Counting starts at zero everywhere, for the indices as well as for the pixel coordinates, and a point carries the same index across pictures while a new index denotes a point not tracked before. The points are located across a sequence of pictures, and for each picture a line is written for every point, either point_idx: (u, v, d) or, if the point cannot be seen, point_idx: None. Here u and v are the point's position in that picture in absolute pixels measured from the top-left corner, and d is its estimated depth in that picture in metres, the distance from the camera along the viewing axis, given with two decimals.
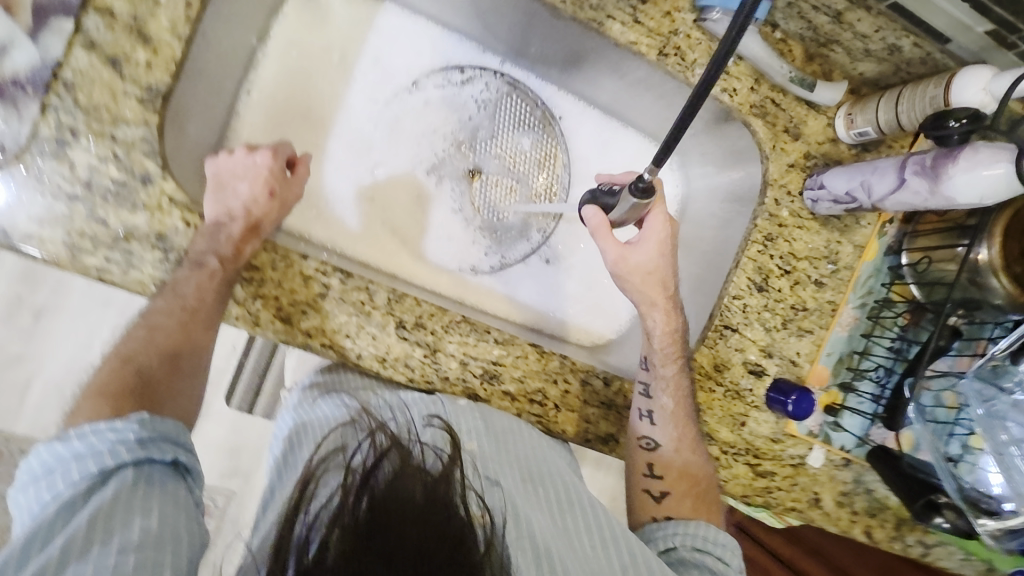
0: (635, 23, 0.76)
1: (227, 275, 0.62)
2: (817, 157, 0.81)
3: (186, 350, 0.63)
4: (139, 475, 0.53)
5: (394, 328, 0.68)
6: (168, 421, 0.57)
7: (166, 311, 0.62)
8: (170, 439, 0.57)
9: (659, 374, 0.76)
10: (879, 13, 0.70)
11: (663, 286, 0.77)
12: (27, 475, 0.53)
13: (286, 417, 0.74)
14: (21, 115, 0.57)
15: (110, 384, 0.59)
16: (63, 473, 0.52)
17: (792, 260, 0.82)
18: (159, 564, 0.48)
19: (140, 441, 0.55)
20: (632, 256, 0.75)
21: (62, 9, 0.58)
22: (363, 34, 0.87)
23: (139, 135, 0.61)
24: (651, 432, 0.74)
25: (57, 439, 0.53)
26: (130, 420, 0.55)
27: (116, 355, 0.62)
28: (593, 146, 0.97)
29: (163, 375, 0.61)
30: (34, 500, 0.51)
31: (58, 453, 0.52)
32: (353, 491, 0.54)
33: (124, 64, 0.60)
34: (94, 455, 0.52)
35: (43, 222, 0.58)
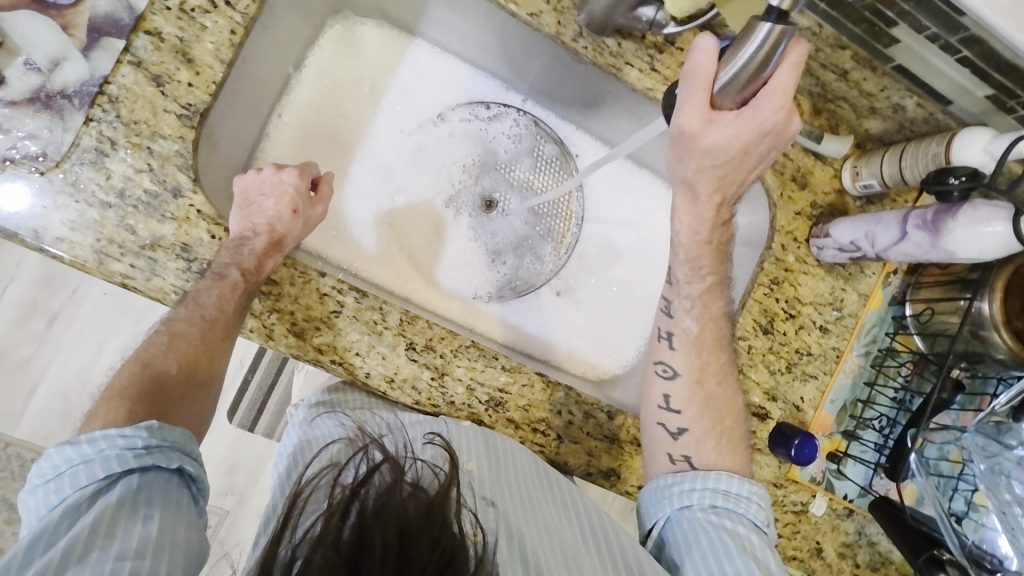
0: (652, 70, 0.77)
1: (249, 287, 0.63)
2: (823, 206, 0.83)
3: (204, 356, 0.63)
4: (145, 481, 0.53)
5: (404, 349, 0.70)
6: (177, 429, 0.57)
7: (188, 319, 0.62)
8: (178, 447, 0.57)
9: (683, 293, 0.73)
10: (884, 73, 0.73)
11: (721, 190, 0.66)
12: (37, 478, 0.53)
13: (292, 433, 0.74)
14: (66, 125, 0.60)
15: (129, 388, 0.59)
16: (72, 477, 0.52)
17: (797, 304, 0.83)
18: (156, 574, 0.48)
19: (147, 448, 0.55)
20: (709, 136, 0.58)
21: (114, 29, 0.61)
22: (394, 67, 0.92)
23: (174, 149, 0.63)
24: (669, 357, 0.74)
25: (67, 443, 0.53)
26: (139, 426, 0.55)
27: (134, 359, 0.62)
28: (607, 184, 1.00)
29: (178, 381, 0.61)
30: (41, 503, 0.52)
31: (68, 457, 0.52)
32: (341, 507, 0.54)
33: (167, 82, 0.63)
34: (101, 460, 0.52)
35: (75, 226, 0.61)
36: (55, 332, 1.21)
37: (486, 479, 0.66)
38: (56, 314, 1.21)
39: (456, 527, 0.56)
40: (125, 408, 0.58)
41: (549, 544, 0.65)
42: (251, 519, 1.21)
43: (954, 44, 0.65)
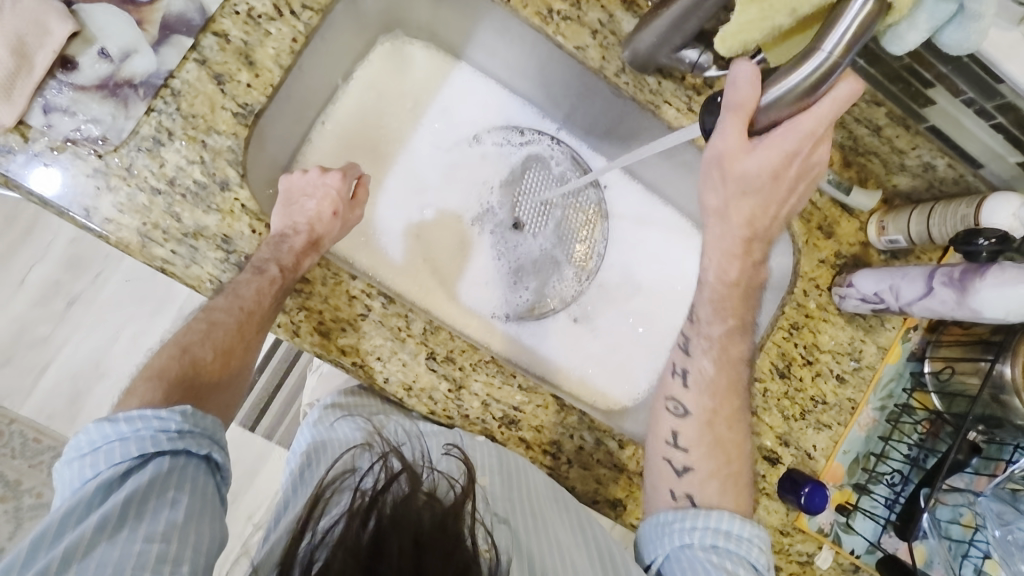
0: (689, 110, 0.78)
1: (285, 282, 0.65)
2: (847, 256, 0.83)
3: (239, 345, 0.65)
4: (175, 465, 0.54)
5: (424, 358, 0.70)
6: (208, 417, 0.58)
7: (226, 308, 0.64)
8: (208, 435, 0.58)
9: (703, 332, 0.71)
10: (918, 132, 0.75)
11: (751, 224, 0.64)
12: (74, 451, 0.54)
13: (305, 433, 0.75)
14: (128, 113, 0.63)
15: (168, 370, 0.62)
16: (107, 453, 0.53)
17: (815, 351, 0.83)
18: (181, 558, 0.48)
19: (180, 432, 0.56)
20: (744, 162, 0.57)
21: (185, 28, 0.65)
22: (437, 87, 0.95)
23: (226, 144, 0.66)
24: (681, 395, 0.72)
25: (106, 420, 0.54)
26: (174, 410, 0.56)
27: (172, 343, 0.64)
28: (632, 217, 1.01)
29: (214, 368, 0.64)
30: (76, 476, 0.53)
31: (105, 433, 0.54)
32: (361, 511, 0.54)
33: (227, 81, 0.66)
34: (136, 439, 0.54)
35: (123, 209, 0.63)
36: (75, 312, 1.48)
37: (498, 495, 0.68)
38: (75, 296, 1.48)
39: (469, 542, 0.56)
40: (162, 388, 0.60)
41: (566, 568, 0.64)
42: (240, 520, 1.20)
43: (989, 109, 0.67)
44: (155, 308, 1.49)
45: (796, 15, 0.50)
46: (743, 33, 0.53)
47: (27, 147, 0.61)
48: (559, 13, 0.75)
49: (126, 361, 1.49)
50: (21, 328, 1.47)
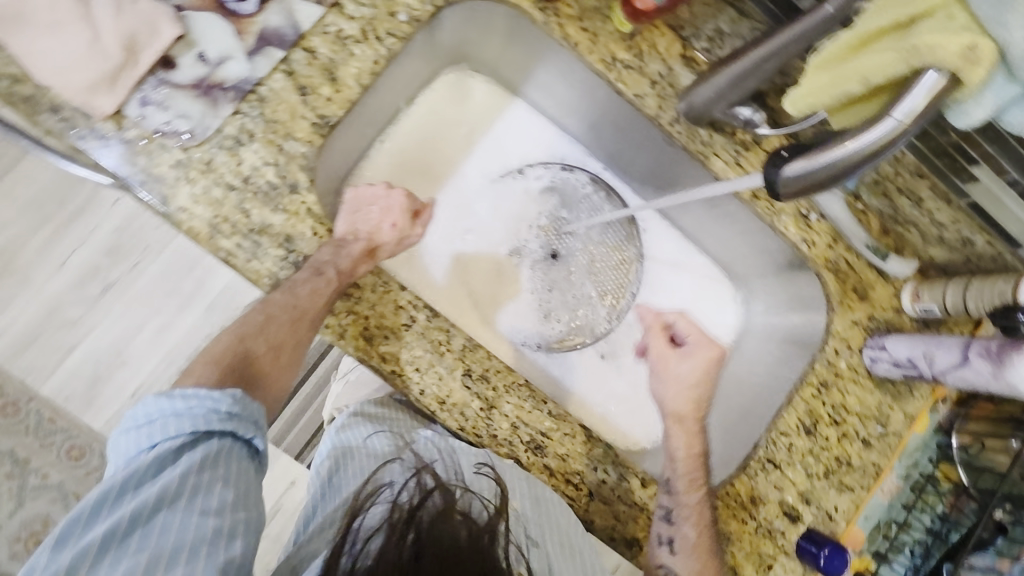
0: (736, 164, 0.81)
1: (341, 285, 0.69)
2: (880, 321, 0.85)
3: (290, 342, 0.68)
4: (223, 445, 0.60)
5: (460, 374, 0.72)
6: (254, 403, 0.63)
7: (282, 304, 0.67)
8: (252, 419, 0.63)
9: (681, 501, 0.75)
10: (959, 207, 0.79)
11: (696, 408, 0.82)
12: (131, 420, 0.59)
13: (328, 438, 0.77)
14: (216, 113, 0.67)
15: (224, 357, 0.67)
16: (162, 427, 0.58)
17: (843, 412, 0.83)
18: (235, 534, 0.56)
19: (229, 414, 0.61)
20: (676, 367, 0.83)
21: (278, 42, 0.69)
22: (493, 120, 1.00)
23: (301, 150, 0.69)
24: (670, 561, 0.74)
25: (162, 395, 0.59)
26: (224, 393, 0.61)
27: (231, 330, 0.69)
28: (667, 262, 1.04)
29: (267, 359, 0.69)
30: (131, 444, 0.58)
31: (160, 408, 0.59)
32: (401, 519, 0.55)
33: (310, 93, 0.70)
34: (190, 417, 0.59)
35: (198, 200, 0.66)
36: (106, 299, 1.52)
37: (530, 519, 0.70)
38: (111, 283, 1.52)
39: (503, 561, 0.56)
40: (216, 373, 0.66)
41: None
42: None
43: None
44: (185, 302, 1.52)
45: (867, 83, 0.50)
46: (811, 98, 0.54)
47: (120, 135, 0.65)
48: (622, 62, 0.79)
49: (148, 352, 1.51)
50: (54, 308, 1.51)
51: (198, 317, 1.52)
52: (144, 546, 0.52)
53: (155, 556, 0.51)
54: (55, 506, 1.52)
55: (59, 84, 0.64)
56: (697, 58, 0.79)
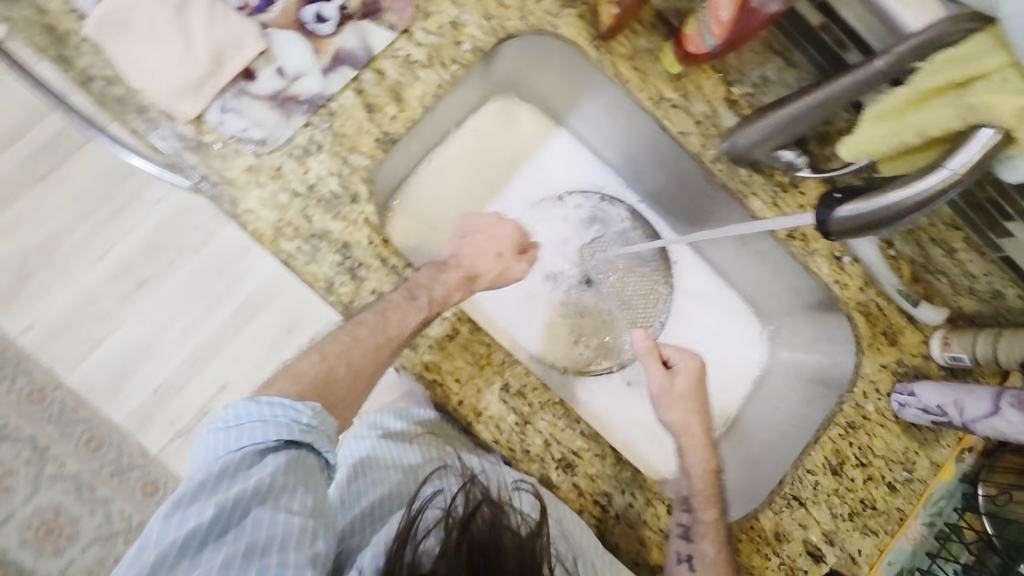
0: (774, 204, 0.84)
1: (431, 313, 0.72)
2: (908, 366, 0.86)
3: (370, 367, 0.70)
4: (301, 455, 0.63)
5: (498, 388, 0.74)
6: (329, 420, 0.67)
7: (369, 326, 0.69)
8: (326, 436, 0.66)
9: (699, 520, 0.76)
10: (992, 260, 0.80)
11: (698, 418, 0.85)
12: (222, 421, 0.64)
13: (357, 444, 0.82)
14: (289, 123, 0.72)
15: (305, 373, 0.69)
16: (251, 431, 0.62)
17: (869, 455, 0.84)
18: (317, 534, 0.58)
19: (308, 426, 0.65)
20: (675, 386, 0.84)
21: (351, 62, 0.74)
22: (536, 147, 1.04)
23: (363, 163, 0.73)
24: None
25: (252, 401, 0.64)
26: (305, 406, 0.65)
27: (321, 352, 0.70)
28: (695, 295, 1.06)
29: (345, 384, 0.70)
30: (222, 444, 0.62)
31: (249, 412, 0.63)
32: (456, 526, 0.61)
33: (376, 111, 0.74)
34: (276, 424, 0.63)
35: (265, 204, 0.70)
36: (138, 295, 1.53)
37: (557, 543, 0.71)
38: (144, 279, 1.53)
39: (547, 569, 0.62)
40: (299, 386, 0.68)
41: None
42: None
43: None
44: (212, 305, 1.54)
45: (925, 136, 0.52)
46: (867, 147, 0.56)
47: (199, 139, 0.69)
48: (669, 101, 0.83)
49: (174, 352, 1.52)
50: (87, 300, 1.53)
51: (227, 318, 1.52)
52: (241, 536, 0.56)
53: (250, 544, 0.55)
54: (68, 496, 1.55)
55: (148, 85, 0.69)
56: (740, 102, 0.83)
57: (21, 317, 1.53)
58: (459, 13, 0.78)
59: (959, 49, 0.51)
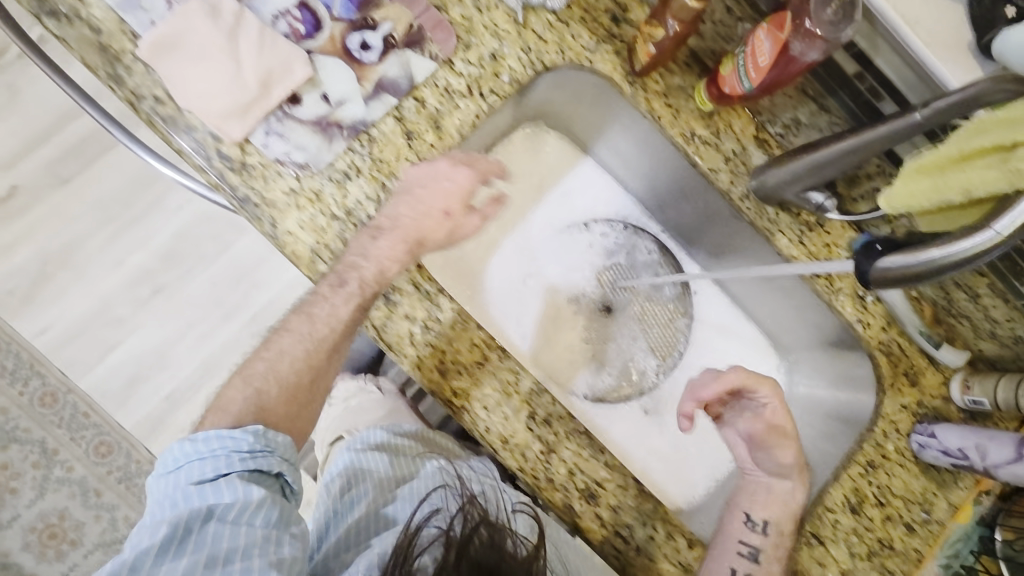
0: (800, 242, 0.86)
1: (364, 301, 0.70)
2: (929, 407, 0.87)
3: (306, 376, 0.74)
4: (249, 478, 0.66)
5: (525, 416, 0.74)
6: (277, 436, 0.70)
7: (292, 332, 0.74)
8: (277, 452, 0.69)
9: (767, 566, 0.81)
10: (1014, 306, 0.81)
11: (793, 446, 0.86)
12: (163, 467, 0.67)
13: (342, 455, 0.87)
14: (330, 148, 0.73)
15: (232, 403, 0.70)
16: (192, 468, 0.66)
17: (888, 494, 0.84)
18: (282, 541, 0.64)
19: (251, 451, 0.67)
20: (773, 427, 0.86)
21: (393, 90, 0.75)
22: (563, 174, 1.06)
23: (401, 189, 0.75)
24: None
25: (187, 439, 0.67)
26: (246, 431, 0.68)
27: (246, 377, 0.72)
28: (714, 325, 1.07)
29: (280, 402, 0.72)
30: (167, 486, 0.66)
31: (187, 451, 0.67)
32: (455, 546, 0.68)
33: (415, 138, 0.76)
34: (214, 457, 0.66)
35: (304, 226, 0.71)
36: (155, 301, 1.56)
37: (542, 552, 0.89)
38: (162, 286, 1.57)
39: None
40: (243, 411, 0.70)
41: None
42: None
43: None
44: (229, 313, 1.57)
45: (969, 195, 0.53)
46: (907, 203, 0.57)
47: (242, 160, 0.71)
48: (700, 137, 0.85)
49: (189, 358, 1.55)
50: (105, 305, 1.55)
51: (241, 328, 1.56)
52: (201, 547, 0.61)
53: (211, 555, 0.61)
54: (73, 501, 1.53)
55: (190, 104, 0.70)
56: (770, 141, 0.85)
57: (38, 320, 1.54)
58: (499, 46, 0.80)
59: (1002, 113, 0.51)
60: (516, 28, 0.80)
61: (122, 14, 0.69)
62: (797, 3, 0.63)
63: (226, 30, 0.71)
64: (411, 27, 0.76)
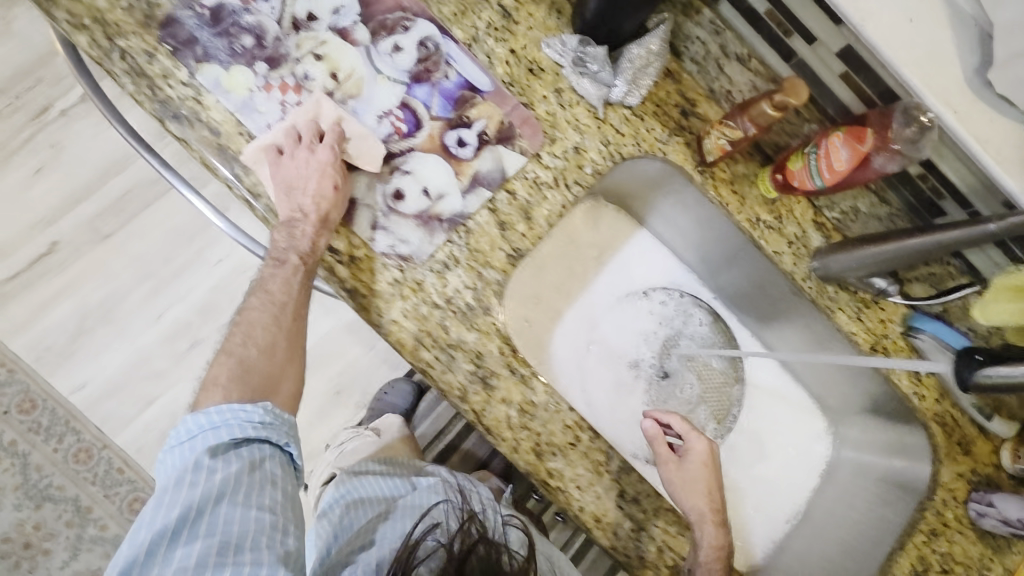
0: (858, 318, 0.92)
1: (306, 266, 0.74)
2: (981, 475, 0.93)
3: (281, 342, 0.75)
4: (263, 451, 0.68)
5: (615, 495, 0.78)
6: (282, 412, 0.71)
7: (260, 307, 0.75)
8: (285, 429, 0.71)
9: None
10: None
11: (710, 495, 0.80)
12: (174, 438, 0.66)
13: (331, 490, 0.86)
14: (432, 240, 0.77)
15: (219, 375, 0.71)
16: (203, 439, 0.66)
17: (951, 561, 0.91)
18: (286, 530, 0.64)
19: (262, 422, 0.69)
20: (683, 470, 0.80)
21: (488, 183, 0.80)
22: (620, 245, 1.10)
23: (495, 277, 0.78)
24: None
25: (200, 412, 0.67)
26: (258, 405, 0.69)
27: (227, 352, 0.73)
28: (765, 388, 1.10)
29: (261, 368, 0.73)
30: (176, 457, 0.65)
31: (200, 423, 0.66)
32: (454, 562, 0.68)
33: (508, 229, 0.80)
34: (227, 428, 0.66)
35: (408, 315, 0.75)
36: (192, 355, 1.55)
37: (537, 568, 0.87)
38: (199, 340, 1.56)
39: None
40: (242, 389, 0.71)
41: None
42: None
43: None
44: None
45: None
46: (1004, 315, 0.75)
47: (350, 253, 0.75)
48: (765, 222, 0.91)
49: None
50: (141, 358, 1.54)
51: None
52: (213, 531, 0.60)
53: (224, 541, 0.60)
54: None
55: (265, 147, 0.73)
56: (827, 225, 0.91)
57: (75, 377, 1.53)
58: (581, 139, 0.85)
59: None
60: (596, 123, 0.86)
61: (241, 117, 0.74)
62: (878, 121, 0.72)
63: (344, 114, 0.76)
64: (503, 123, 0.81)
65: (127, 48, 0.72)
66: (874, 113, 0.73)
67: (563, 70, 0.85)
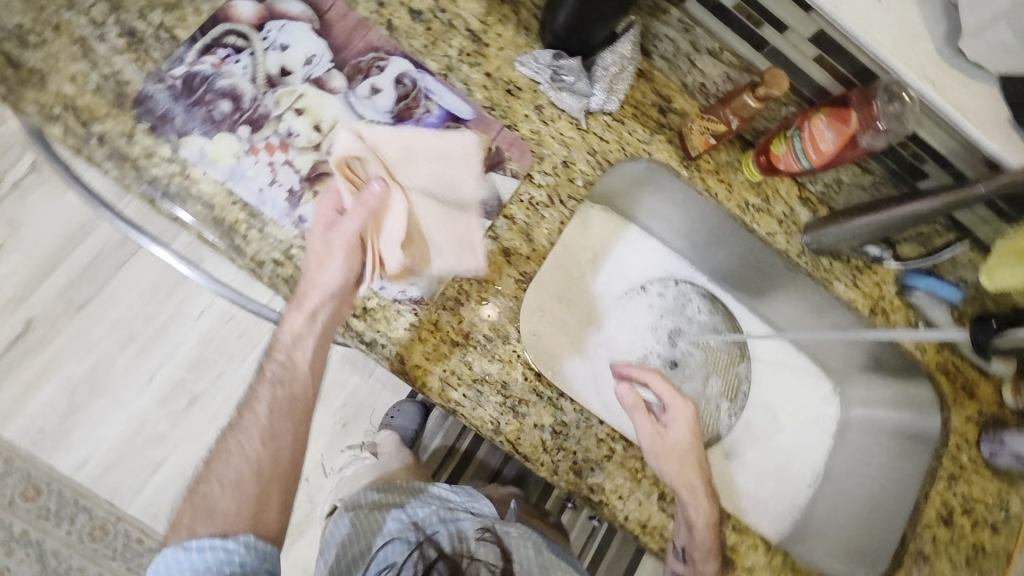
0: (854, 285, 0.95)
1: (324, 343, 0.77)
2: (988, 415, 0.97)
3: (275, 454, 0.77)
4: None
5: (656, 498, 0.79)
6: (263, 546, 0.74)
7: (254, 416, 0.77)
8: (265, 562, 0.74)
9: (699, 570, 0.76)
10: None
11: (695, 464, 0.81)
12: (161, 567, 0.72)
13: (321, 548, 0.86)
14: (438, 278, 0.76)
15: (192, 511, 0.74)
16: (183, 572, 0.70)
17: (973, 502, 0.94)
18: None
19: (242, 559, 0.72)
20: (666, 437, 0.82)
21: (486, 213, 0.80)
22: (611, 244, 1.11)
23: (508, 305, 0.79)
24: None
25: (181, 546, 0.71)
26: (238, 541, 0.72)
27: (221, 471, 0.76)
28: (771, 360, 1.14)
29: (252, 484, 0.75)
30: None
31: (180, 556, 0.70)
32: None
33: (512, 254, 0.81)
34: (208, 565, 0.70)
35: (428, 357, 0.75)
36: (193, 411, 1.51)
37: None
38: (196, 396, 1.51)
39: None
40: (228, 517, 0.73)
41: None
42: None
43: None
44: None
45: None
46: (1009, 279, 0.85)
47: (364, 306, 0.75)
48: (753, 205, 0.93)
49: None
50: (141, 424, 1.50)
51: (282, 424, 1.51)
52: None
53: None
54: None
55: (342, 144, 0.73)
56: (812, 199, 0.94)
57: (74, 453, 1.48)
58: (569, 152, 0.85)
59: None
60: (579, 134, 0.86)
61: (231, 185, 0.73)
62: (859, 103, 0.77)
63: (441, 162, 0.77)
64: (491, 149, 0.81)
65: (105, 132, 0.72)
66: (855, 96, 0.78)
67: (540, 86, 0.85)
